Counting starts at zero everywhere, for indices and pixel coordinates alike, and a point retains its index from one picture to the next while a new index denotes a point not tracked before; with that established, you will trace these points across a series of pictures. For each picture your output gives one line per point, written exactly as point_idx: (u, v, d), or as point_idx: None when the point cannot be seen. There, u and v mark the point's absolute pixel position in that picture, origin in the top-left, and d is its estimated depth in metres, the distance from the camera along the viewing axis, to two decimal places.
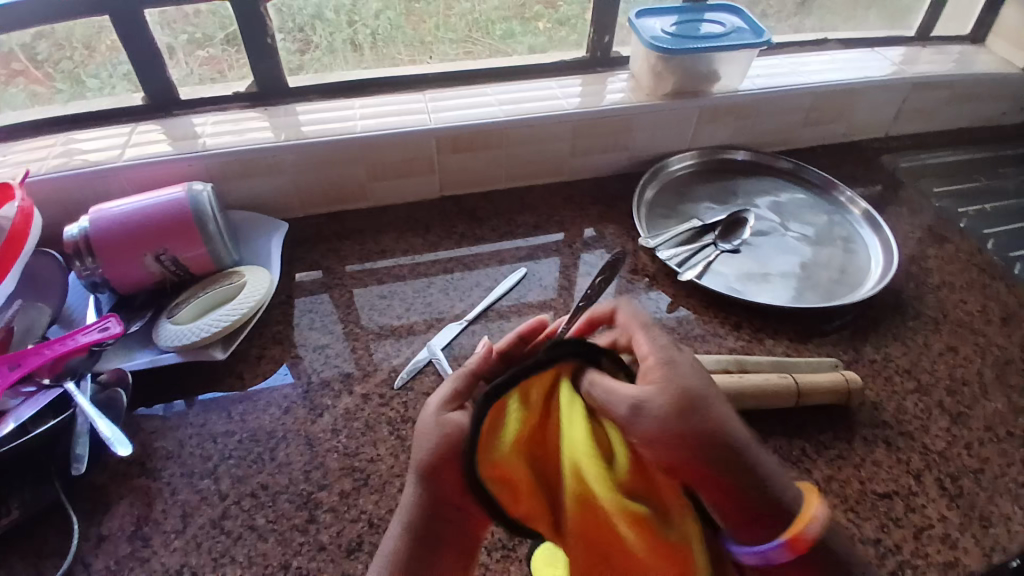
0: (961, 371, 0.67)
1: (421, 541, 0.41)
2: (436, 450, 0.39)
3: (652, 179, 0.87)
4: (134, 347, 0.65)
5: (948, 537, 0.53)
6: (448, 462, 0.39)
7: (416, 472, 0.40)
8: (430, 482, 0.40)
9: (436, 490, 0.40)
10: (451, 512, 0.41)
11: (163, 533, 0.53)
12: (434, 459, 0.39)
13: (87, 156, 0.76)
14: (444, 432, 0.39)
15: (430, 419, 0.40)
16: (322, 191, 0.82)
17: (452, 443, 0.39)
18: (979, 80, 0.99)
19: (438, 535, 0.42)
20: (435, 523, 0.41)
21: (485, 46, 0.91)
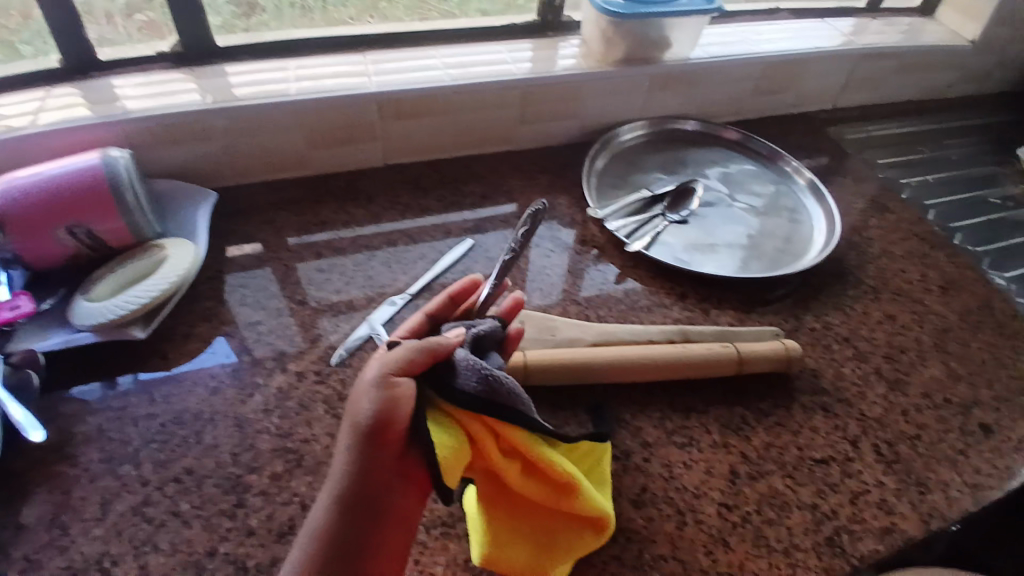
0: (899, 339, 0.69)
1: (356, 499, 0.44)
2: (377, 409, 0.43)
3: (603, 148, 0.85)
4: (48, 326, 0.60)
5: (885, 504, 0.54)
6: (382, 421, 0.43)
7: (352, 434, 0.44)
8: (363, 440, 0.43)
9: (374, 447, 0.44)
10: (385, 473, 0.44)
11: (80, 521, 0.50)
12: (370, 419, 0.43)
13: (1, 122, 0.69)
14: (383, 396, 0.44)
15: (369, 387, 0.44)
16: (255, 160, 0.77)
17: (390, 407, 0.44)
18: (924, 52, 1.00)
19: (373, 492, 0.44)
20: (369, 481, 0.44)
21: (441, 10, 0.88)
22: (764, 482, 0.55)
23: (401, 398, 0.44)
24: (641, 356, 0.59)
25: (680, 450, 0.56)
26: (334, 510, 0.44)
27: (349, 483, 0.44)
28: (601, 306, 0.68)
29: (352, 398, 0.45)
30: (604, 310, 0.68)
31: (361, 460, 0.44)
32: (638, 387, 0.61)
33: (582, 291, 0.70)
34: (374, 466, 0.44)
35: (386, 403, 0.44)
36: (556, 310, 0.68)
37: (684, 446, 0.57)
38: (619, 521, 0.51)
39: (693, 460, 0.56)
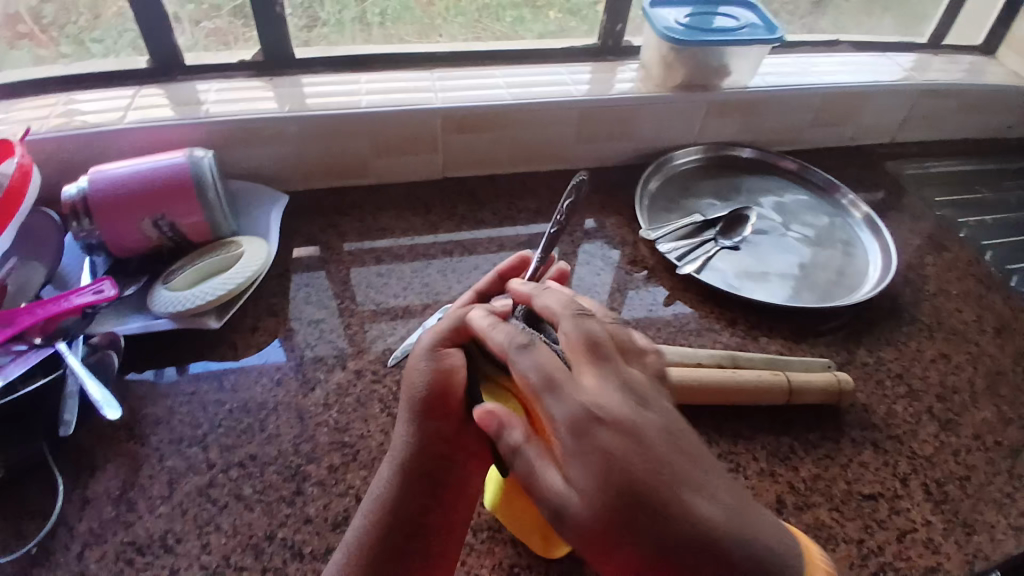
0: (952, 379, 0.68)
1: (417, 468, 0.48)
2: (430, 381, 0.48)
3: (656, 172, 0.87)
4: (127, 312, 0.65)
5: (931, 543, 0.54)
6: (437, 392, 0.48)
7: (409, 405, 0.49)
8: (420, 410, 0.48)
9: (429, 416, 0.48)
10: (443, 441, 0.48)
11: (149, 498, 0.53)
12: (426, 390, 0.48)
13: (86, 117, 0.75)
14: (434, 368, 0.49)
15: (422, 359, 0.49)
16: (323, 165, 0.81)
17: (444, 378, 0.48)
18: (987, 91, 0.99)
19: (429, 463, 0.48)
20: (426, 451, 0.48)
21: (493, 31, 0.91)
22: (811, 513, 0.55)
23: (454, 370, 0.49)
24: (692, 377, 0.59)
25: (727, 476, 0.57)
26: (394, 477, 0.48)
27: (409, 452, 0.48)
28: (649, 327, 0.70)
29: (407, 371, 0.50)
30: (652, 330, 0.69)
31: (418, 430, 0.49)
32: (685, 409, 0.61)
33: (629, 310, 0.71)
34: (430, 435, 0.48)
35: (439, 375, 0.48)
36: None
37: (730, 471, 0.57)
38: None
39: (740, 487, 0.56)
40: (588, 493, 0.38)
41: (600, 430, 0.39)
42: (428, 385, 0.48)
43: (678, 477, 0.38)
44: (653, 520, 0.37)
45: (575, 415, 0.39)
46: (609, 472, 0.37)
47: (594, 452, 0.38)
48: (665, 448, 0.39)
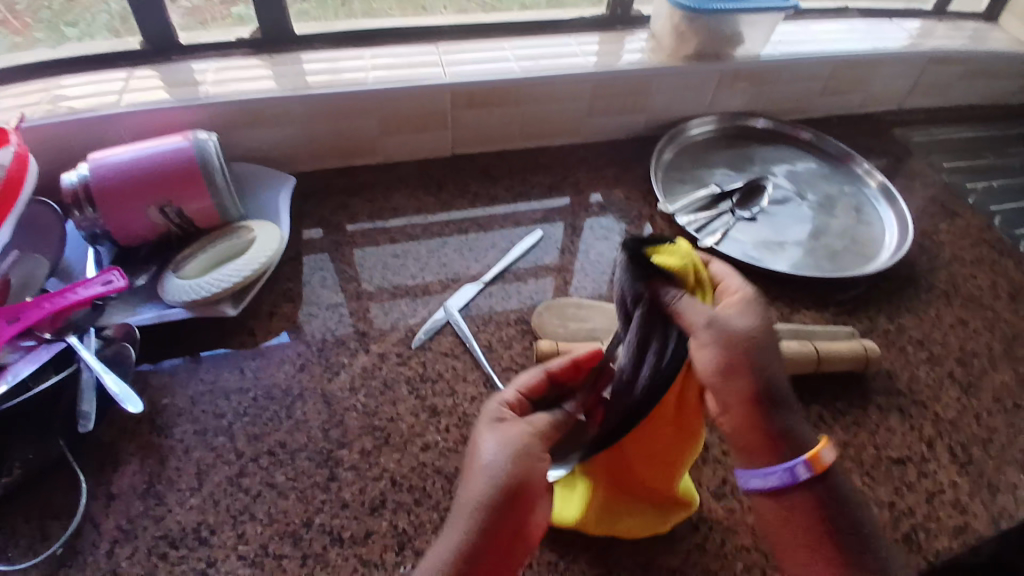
0: (970, 344, 0.68)
1: (478, 569, 0.41)
2: (508, 479, 0.41)
3: (671, 142, 0.85)
4: (138, 301, 0.63)
5: (959, 503, 0.54)
6: (516, 478, 0.42)
7: (476, 505, 0.41)
8: (495, 509, 0.41)
9: (504, 519, 0.41)
10: (507, 543, 0.41)
11: (177, 491, 0.52)
12: (503, 490, 0.41)
13: (71, 103, 0.71)
14: (517, 461, 0.42)
15: (504, 447, 0.42)
16: (329, 146, 0.79)
17: (519, 461, 0.42)
18: (993, 57, 0.98)
19: (491, 563, 0.41)
20: (490, 546, 0.41)
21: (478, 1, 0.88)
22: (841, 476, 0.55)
23: (536, 462, 0.43)
24: None
25: None
26: (450, 566, 0.41)
27: (467, 536, 0.41)
28: None
29: (472, 443, 0.44)
30: None
31: (487, 519, 0.41)
32: None
33: None
34: (497, 525, 0.41)
35: (516, 455, 0.42)
36: None
37: None
38: (700, 511, 0.52)
39: None
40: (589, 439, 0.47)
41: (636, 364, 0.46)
42: (506, 485, 0.41)
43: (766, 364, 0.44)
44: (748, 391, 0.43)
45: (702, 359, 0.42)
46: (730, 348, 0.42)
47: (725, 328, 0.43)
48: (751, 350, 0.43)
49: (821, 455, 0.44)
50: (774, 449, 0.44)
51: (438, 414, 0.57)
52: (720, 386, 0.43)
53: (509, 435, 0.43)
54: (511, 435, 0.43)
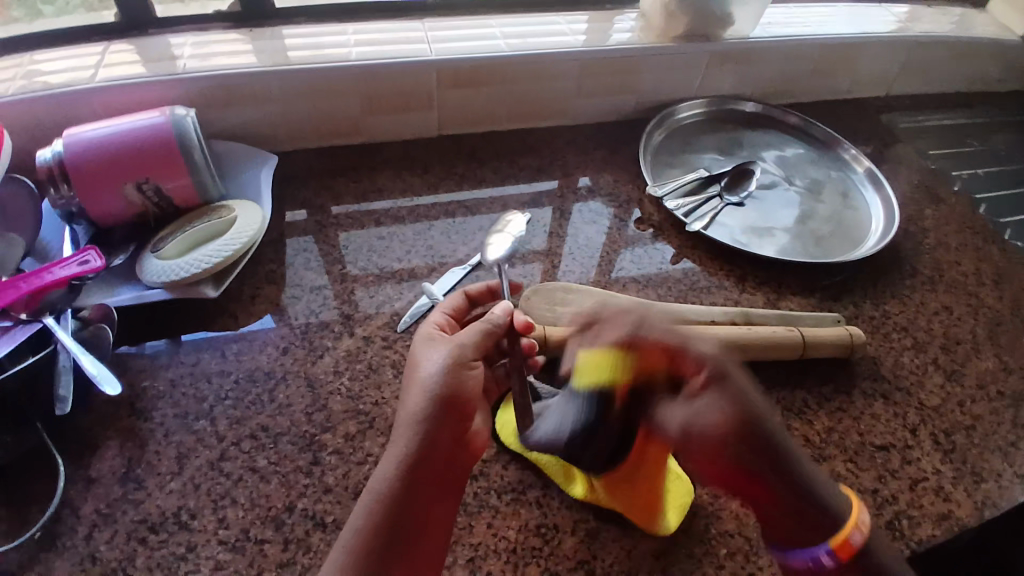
0: (955, 331, 0.69)
1: (429, 462, 0.46)
2: (452, 382, 0.49)
3: (660, 124, 0.85)
4: (116, 283, 0.61)
5: (942, 491, 0.55)
6: (451, 382, 0.49)
7: (425, 405, 0.48)
8: (439, 408, 0.48)
9: (445, 419, 0.48)
10: (450, 445, 0.48)
11: (157, 475, 0.52)
12: (444, 392, 0.48)
13: (47, 78, 0.69)
14: (456, 371, 0.49)
15: (440, 361, 0.50)
16: (312, 124, 0.77)
17: (453, 366, 0.49)
18: (979, 44, 0.98)
19: (439, 462, 0.47)
20: (433, 440, 0.47)
21: None
22: (826, 462, 0.56)
23: (469, 376, 0.50)
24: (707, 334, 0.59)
25: None
26: (403, 461, 0.46)
27: (412, 431, 0.47)
28: (661, 285, 0.69)
29: (411, 359, 0.52)
30: (663, 289, 0.68)
31: (424, 416, 0.47)
32: None
33: (639, 267, 0.70)
34: (437, 423, 0.47)
35: (450, 362, 0.49)
36: (614, 287, 0.68)
37: None
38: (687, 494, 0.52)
39: None
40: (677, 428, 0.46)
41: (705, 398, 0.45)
42: (450, 389, 0.48)
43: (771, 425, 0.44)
44: (763, 462, 0.43)
45: (700, 408, 0.45)
46: (741, 410, 0.44)
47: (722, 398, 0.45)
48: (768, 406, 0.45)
49: (848, 540, 0.42)
50: (807, 528, 0.43)
51: None
52: (744, 449, 0.43)
53: (443, 346, 0.51)
54: (450, 348, 0.50)
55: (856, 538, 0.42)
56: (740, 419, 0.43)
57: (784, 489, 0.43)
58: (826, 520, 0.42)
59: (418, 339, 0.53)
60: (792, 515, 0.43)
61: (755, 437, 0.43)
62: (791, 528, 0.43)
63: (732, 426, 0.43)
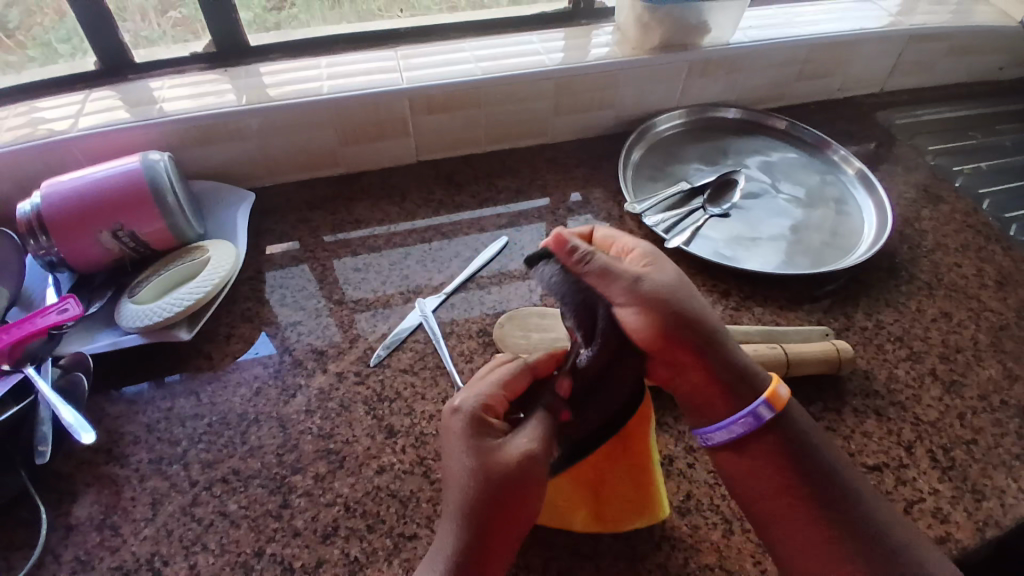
0: (954, 338, 0.65)
1: (474, 554, 0.43)
2: (494, 475, 0.44)
3: (640, 139, 0.83)
4: (96, 329, 0.62)
5: (939, 512, 0.52)
6: (517, 494, 0.44)
7: (464, 502, 0.44)
8: (478, 503, 0.43)
9: (487, 511, 0.43)
10: (495, 536, 0.43)
11: (132, 522, 0.51)
12: (477, 484, 0.43)
13: (50, 125, 0.70)
14: (494, 460, 0.44)
15: (476, 447, 0.45)
16: (289, 158, 0.77)
17: (519, 478, 0.44)
18: (978, 32, 0.95)
19: (485, 553, 0.43)
20: (480, 556, 0.43)
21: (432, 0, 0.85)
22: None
23: (523, 460, 0.44)
24: None
25: None
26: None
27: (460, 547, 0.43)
28: None
29: (453, 451, 0.45)
30: None
31: (477, 530, 0.43)
32: None
33: None
34: (491, 540, 0.43)
35: (517, 472, 0.44)
36: None
37: None
38: (663, 529, 0.51)
39: None
40: (643, 315, 0.48)
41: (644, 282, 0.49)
42: (491, 480, 0.43)
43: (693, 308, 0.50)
44: (695, 339, 0.49)
45: (630, 318, 0.48)
46: (660, 304, 0.48)
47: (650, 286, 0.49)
48: (687, 299, 0.50)
49: (777, 391, 0.49)
50: (736, 397, 0.49)
51: (395, 435, 0.56)
52: (665, 339, 0.48)
53: (524, 449, 0.44)
54: (520, 454, 0.44)
55: (783, 392, 0.49)
56: (673, 302, 0.49)
57: (713, 357, 0.49)
58: (749, 382, 0.49)
59: (463, 427, 0.46)
60: (730, 384, 0.49)
61: (690, 321, 0.49)
62: (722, 398, 0.49)
63: (660, 315, 0.48)
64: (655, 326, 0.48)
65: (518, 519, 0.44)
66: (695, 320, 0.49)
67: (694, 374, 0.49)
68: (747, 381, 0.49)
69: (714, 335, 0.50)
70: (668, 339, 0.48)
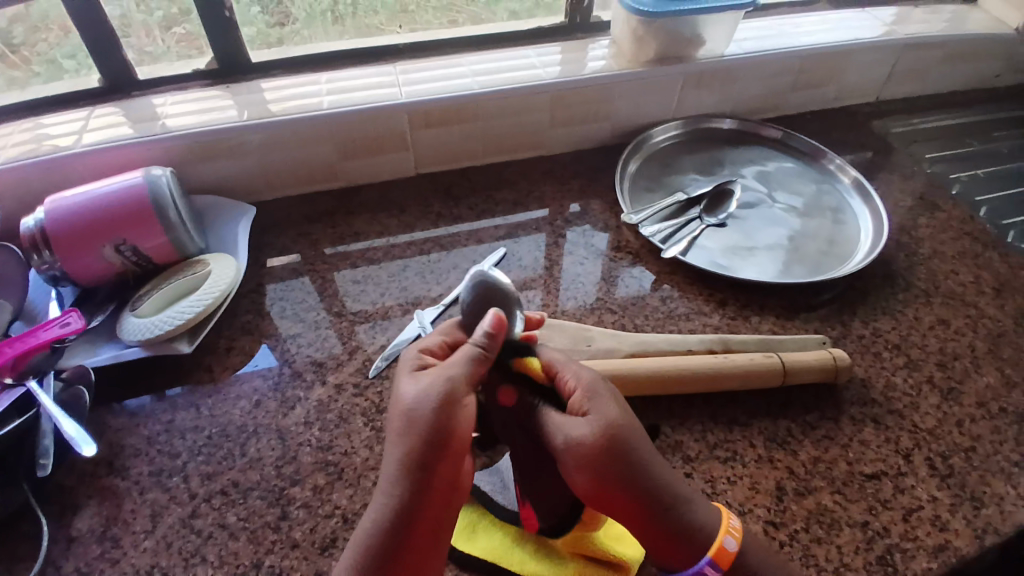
0: (952, 346, 0.66)
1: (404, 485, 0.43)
2: (413, 404, 0.44)
3: (636, 151, 0.84)
4: (99, 342, 0.63)
5: (938, 520, 0.52)
6: (437, 417, 0.43)
7: (392, 432, 0.44)
8: (400, 429, 0.43)
9: (410, 435, 0.43)
10: (420, 459, 0.43)
11: (132, 533, 0.52)
12: (401, 413, 0.44)
13: (54, 141, 0.72)
14: (416, 392, 0.44)
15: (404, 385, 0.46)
16: (290, 172, 0.78)
17: (438, 408, 0.43)
18: (973, 40, 0.95)
19: (415, 476, 0.43)
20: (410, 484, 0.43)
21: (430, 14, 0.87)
22: (784, 531, 0.51)
23: (441, 390, 0.44)
24: (671, 368, 0.58)
25: (724, 465, 0.55)
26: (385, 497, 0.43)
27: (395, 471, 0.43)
28: (637, 314, 0.67)
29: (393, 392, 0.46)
30: (640, 318, 0.67)
31: (402, 456, 0.43)
32: (678, 396, 0.60)
33: (616, 296, 0.69)
34: (418, 465, 0.43)
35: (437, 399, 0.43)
36: (590, 319, 0.67)
37: (727, 460, 0.56)
38: None
39: (737, 476, 0.55)
40: (582, 480, 0.44)
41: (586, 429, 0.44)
42: (411, 408, 0.44)
43: (637, 471, 0.43)
44: (631, 502, 0.44)
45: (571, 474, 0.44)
46: (592, 459, 0.43)
47: (581, 451, 0.43)
48: (620, 448, 0.43)
49: (723, 546, 0.44)
50: (685, 550, 0.44)
51: None
52: (607, 497, 0.44)
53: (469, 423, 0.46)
54: (438, 383, 0.44)
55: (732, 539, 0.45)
56: (604, 452, 0.43)
57: (666, 530, 0.44)
58: (685, 536, 0.44)
59: (402, 371, 0.47)
60: (671, 543, 0.44)
61: (624, 483, 0.43)
62: (660, 548, 0.45)
63: (599, 475, 0.43)
64: (591, 489, 0.44)
65: (442, 445, 0.43)
66: (633, 485, 0.43)
67: (642, 531, 0.45)
68: (689, 537, 0.44)
69: (667, 510, 0.44)
70: (606, 501, 0.44)
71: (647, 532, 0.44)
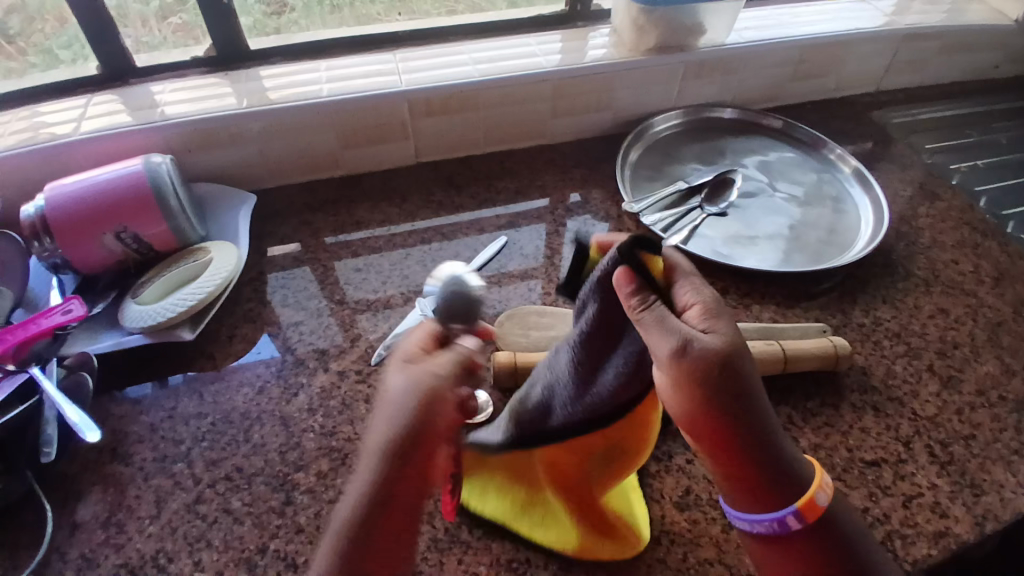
0: (951, 334, 0.66)
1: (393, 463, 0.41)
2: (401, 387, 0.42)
3: (637, 140, 0.84)
4: (101, 329, 0.63)
5: (938, 506, 0.53)
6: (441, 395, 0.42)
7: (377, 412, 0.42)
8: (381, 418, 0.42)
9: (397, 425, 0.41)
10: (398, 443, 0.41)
11: (137, 519, 0.52)
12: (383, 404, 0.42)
13: (52, 129, 0.71)
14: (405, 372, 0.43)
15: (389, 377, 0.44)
16: (290, 161, 0.78)
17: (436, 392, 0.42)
18: (974, 30, 0.95)
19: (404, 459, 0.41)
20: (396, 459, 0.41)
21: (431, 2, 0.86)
22: None
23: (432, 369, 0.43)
24: None
25: None
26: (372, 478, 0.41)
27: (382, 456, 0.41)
28: None
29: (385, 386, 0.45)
30: None
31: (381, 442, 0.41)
32: None
33: None
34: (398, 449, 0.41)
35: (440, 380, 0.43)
36: None
37: None
38: (662, 523, 0.52)
39: None
40: (684, 411, 0.43)
41: (697, 349, 0.41)
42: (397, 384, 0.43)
43: (752, 424, 0.42)
44: (743, 449, 0.43)
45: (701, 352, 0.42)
46: (696, 410, 0.42)
47: (693, 398, 0.42)
48: (727, 381, 0.42)
49: (815, 499, 0.43)
50: (778, 495, 0.43)
51: None
52: (712, 448, 0.44)
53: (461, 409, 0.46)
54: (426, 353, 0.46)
55: (824, 496, 0.44)
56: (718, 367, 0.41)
57: (777, 474, 0.43)
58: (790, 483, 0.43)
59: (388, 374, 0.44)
60: (783, 490, 0.43)
61: (741, 438, 0.42)
62: (755, 492, 0.43)
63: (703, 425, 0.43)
64: (692, 427, 0.43)
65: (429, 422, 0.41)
66: (746, 425, 0.42)
67: (747, 479, 0.43)
68: (790, 477, 0.43)
69: (776, 459, 0.43)
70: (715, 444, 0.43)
71: (749, 481, 0.44)
